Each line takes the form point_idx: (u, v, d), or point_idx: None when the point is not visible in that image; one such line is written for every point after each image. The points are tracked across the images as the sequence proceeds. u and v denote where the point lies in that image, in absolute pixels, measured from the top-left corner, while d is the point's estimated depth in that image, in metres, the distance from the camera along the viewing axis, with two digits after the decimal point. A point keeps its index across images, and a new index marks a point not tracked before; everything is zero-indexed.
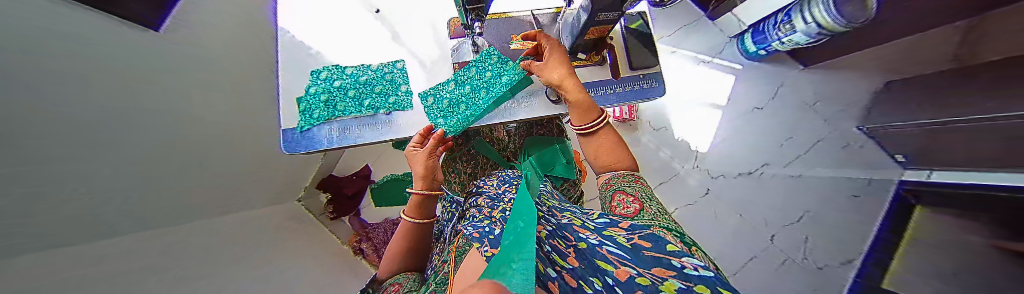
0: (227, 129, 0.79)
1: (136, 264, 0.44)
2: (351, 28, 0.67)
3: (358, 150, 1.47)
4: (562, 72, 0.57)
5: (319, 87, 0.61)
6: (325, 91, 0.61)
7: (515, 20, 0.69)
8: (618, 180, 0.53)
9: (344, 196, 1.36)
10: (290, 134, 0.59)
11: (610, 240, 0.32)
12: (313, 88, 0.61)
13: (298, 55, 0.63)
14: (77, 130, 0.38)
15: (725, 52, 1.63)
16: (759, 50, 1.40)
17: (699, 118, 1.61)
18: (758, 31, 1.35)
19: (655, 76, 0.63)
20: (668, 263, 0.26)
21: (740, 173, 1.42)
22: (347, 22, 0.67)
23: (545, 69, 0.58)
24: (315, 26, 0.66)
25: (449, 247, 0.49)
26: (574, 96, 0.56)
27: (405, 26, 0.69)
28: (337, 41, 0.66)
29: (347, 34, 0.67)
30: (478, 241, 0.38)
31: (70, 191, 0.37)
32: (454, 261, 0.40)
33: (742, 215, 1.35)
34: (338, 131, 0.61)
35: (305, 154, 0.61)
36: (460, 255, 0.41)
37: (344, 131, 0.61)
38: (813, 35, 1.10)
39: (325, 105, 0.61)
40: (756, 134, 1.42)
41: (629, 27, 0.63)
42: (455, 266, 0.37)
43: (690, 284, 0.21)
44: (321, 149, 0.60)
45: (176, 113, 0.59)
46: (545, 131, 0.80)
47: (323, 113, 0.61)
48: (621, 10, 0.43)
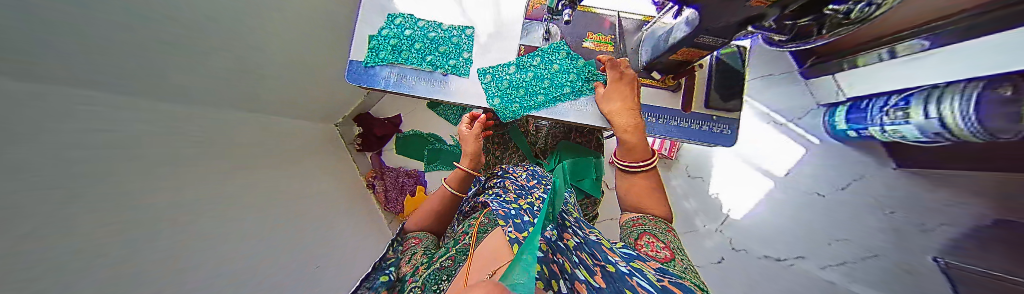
0: (285, 47, 0.82)
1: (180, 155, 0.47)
2: None
3: (398, 99, 1.54)
4: (620, 105, 0.54)
5: (391, 31, 0.64)
6: (395, 36, 0.63)
7: (597, 16, 0.65)
8: (647, 222, 0.49)
9: (373, 135, 1.45)
10: (356, 67, 0.62)
11: (639, 274, 0.30)
12: (385, 30, 0.64)
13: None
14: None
15: (805, 119, 1.44)
16: (849, 129, 1.20)
17: (743, 181, 1.50)
18: (857, 106, 1.15)
19: (731, 123, 0.57)
20: None
21: (766, 256, 1.27)
22: None
23: (604, 97, 0.56)
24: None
25: (472, 221, 0.50)
26: (625, 135, 0.54)
27: None
28: None
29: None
30: (505, 220, 0.38)
31: (150, 56, 0.42)
32: (475, 235, 0.41)
33: None
34: (396, 76, 0.63)
35: (363, 88, 0.64)
36: (484, 233, 0.42)
37: (401, 78, 0.63)
38: (928, 134, 0.89)
39: (391, 48, 0.63)
40: (803, 220, 1.24)
41: (720, 58, 0.56)
42: (476, 242, 0.38)
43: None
44: (377, 88, 0.62)
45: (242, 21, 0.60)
46: (583, 140, 0.76)
47: (387, 56, 0.63)
48: (730, 38, 0.38)
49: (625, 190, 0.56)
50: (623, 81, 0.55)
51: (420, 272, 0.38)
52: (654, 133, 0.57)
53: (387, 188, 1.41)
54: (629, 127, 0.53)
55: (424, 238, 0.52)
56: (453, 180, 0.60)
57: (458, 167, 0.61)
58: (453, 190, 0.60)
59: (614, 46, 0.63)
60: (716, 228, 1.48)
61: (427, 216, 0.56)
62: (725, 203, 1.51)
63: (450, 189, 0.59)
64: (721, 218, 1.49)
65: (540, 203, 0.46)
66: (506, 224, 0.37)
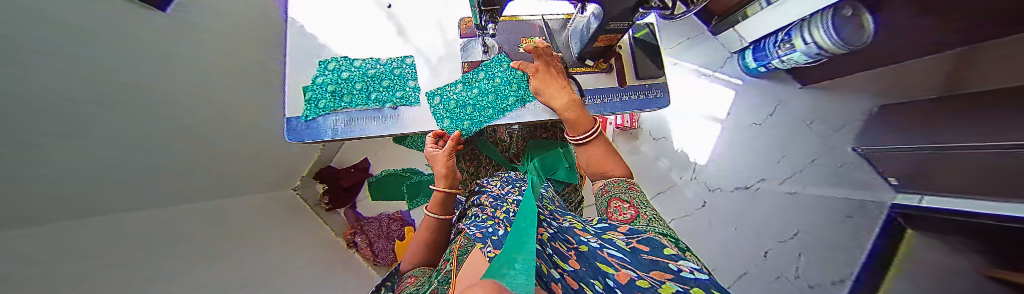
0: (222, 123, 0.75)
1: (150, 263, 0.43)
2: (361, 23, 0.67)
3: (358, 143, 1.45)
4: (555, 90, 0.58)
5: (326, 77, 0.61)
6: (333, 82, 0.61)
7: (526, 23, 0.70)
8: (613, 186, 0.53)
9: (340, 187, 1.35)
10: (295, 123, 0.59)
11: (610, 243, 0.33)
12: (321, 78, 0.61)
13: (306, 45, 0.63)
14: (92, 107, 0.39)
15: (726, 67, 1.66)
16: (759, 66, 1.43)
17: (698, 133, 1.63)
18: (758, 47, 1.38)
19: (660, 87, 0.64)
20: (666, 266, 0.26)
21: (736, 187, 1.42)
22: (357, 16, 0.67)
23: (540, 89, 0.58)
24: (326, 16, 0.66)
25: (451, 246, 0.49)
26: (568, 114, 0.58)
27: (416, 24, 0.69)
28: (347, 35, 0.66)
29: (358, 26, 0.67)
30: (481, 241, 0.38)
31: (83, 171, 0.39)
32: (455, 261, 0.40)
33: (736, 229, 1.33)
34: (344, 122, 0.60)
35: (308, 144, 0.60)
36: (464, 255, 0.41)
37: (350, 122, 0.61)
38: (813, 55, 1.13)
39: (332, 95, 0.61)
40: (755, 147, 1.43)
41: (636, 37, 0.64)
42: (456, 266, 0.37)
43: (686, 287, 0.22)
44: (326, 139, 0.59)
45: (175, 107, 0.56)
46: (549, 135, 0.80)
47: (329, 103, 0.60)
48: (631, 21, 0.45)
49: (586, 163, 0.60)
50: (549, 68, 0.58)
51: None
52: (600, 112, 0.63)
53: (373, 241, 1.31)
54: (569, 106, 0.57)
55: (421, 274, 0.48)
56: (434, 206, 0.60)
57: (436, 190, 0.59)
58: (436, 215, 0.60)
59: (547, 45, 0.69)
60: (690, 177, 1.61)
61: (420, 248, 0.55)
62: (689, 154, 1.64)
63: (433, 214, 0.59)
64: (691, 167, 1.62)
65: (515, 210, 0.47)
66: (482, 242, 0.36)
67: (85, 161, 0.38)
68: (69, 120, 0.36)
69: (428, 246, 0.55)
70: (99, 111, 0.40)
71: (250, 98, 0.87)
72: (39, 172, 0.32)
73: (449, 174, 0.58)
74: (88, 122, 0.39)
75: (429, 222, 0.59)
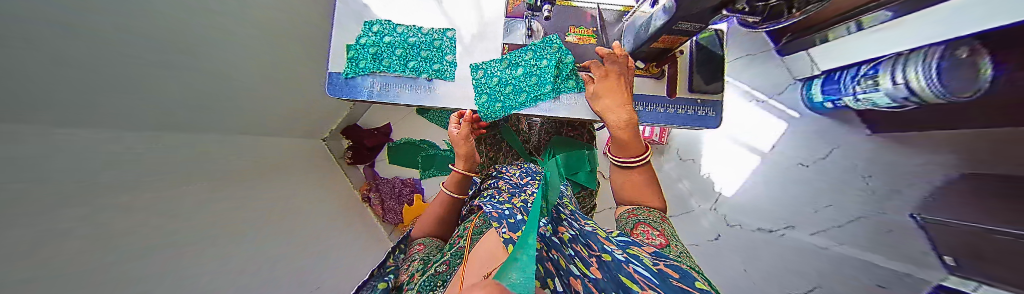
0: (259, 66, 0.78)
1: (173, 192, 0.45)
2: None
3: (387, 108, 1.50)
4: (611, 103, 0.54)
5: (369, 39, 0.62)
6: (374, 44, 0.62)
7: (579, 10, 0.65)
8: (641, 211, 0.50)
9: (364, 147, 1.42)
10: (336, 78, 0.60)
11: (636, 260, 0.31)
12: (363, 39, 0.62)
13: (353, 1, 0.63)
14: (140, 27, 0.40)
15: (785, 94, 1.49)
16: (826, 101, 1.25)
17: (731, 161, 1.57)
18: (832, 79, 1.20)
19: (714, 104, 0.58)
20: None
21: (759, 228, 1.31)
22: None
23: (596, 96, 0.56)
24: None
25: (466, 224, 0.50)
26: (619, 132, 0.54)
27: None
28: None
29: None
30: (497, 221, 0.39)
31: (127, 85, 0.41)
32: (469, 239, 0.41)
33: (746, 270, 1.25)
34: (379, 86, 0.62)
35: (346, 101, 0.63)
36: (478, 235, 0.42)
37: (384, 87, 0.62)
38: (898, 100, 0.95)
39: (372, 58, 0.61)
40: (790, 189, 1.29)
41: (700, 42, 0.57)
42: (471, 244, 0.38)
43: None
44: (361, 100, 0.61)
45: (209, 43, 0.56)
46: (575, 134, 0.77)
47: (368, 65, 0.61)
48: (706, 23, 0.39)
49: (620, 185, 0.57)
50: (616, 78, 0.54)
51: (414, 278, 0.37)
52: (641, 120, 0.59)
53: (384, 199, 1.38)
54: (621, 124, 0.53)
55: (429, 244, 0.50)
56: (451, 184, 0.61)
57: (453, 169, 0.60)
58: (452, 193, 0.61)
59: (597, 38, 0.64)
60: (710, 207, 1.58)
61: (432, 220, 0.56)
62: (718, 181, 1.59)
63: (447, 192, 0.61)
64: (715, 196, 1.58)
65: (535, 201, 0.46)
66: (499, 226, 0.36)
67: (126, 77, 0.40)
68: (115, 37, 0.37)
69: (440, 220, 0.57)
70: (146, 32, 0.42)
71: (292, 46, 0.90)
72: (80, 86, 0.33)
73: (468, 156, 0.59)
74: (132, 44, 0.40)
75: (442, 197, 0.61)
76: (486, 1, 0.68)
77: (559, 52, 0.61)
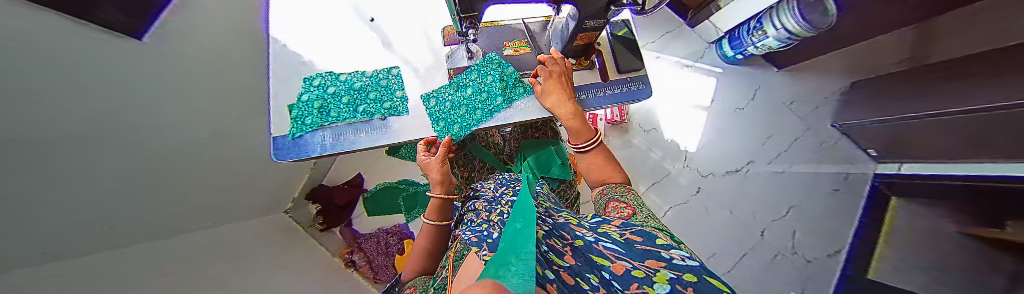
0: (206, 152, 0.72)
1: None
2: (345, 37, 0.68)
3: (350, 160, 1.42)
4: (558, 97, 0.59)
5: (311, 94, 0.61)
6: (318, 98, 0.61)
7: (507, 27, 0.71)
8: (611, 190, 0.54)
9: (334, 206, 1.32)
10: (282, 141, 0.58)
11: (605, 237, 0.33)
12: (305, 95, 0.61)
13: (286, 63, 0.62)
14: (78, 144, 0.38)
15: (706, 57, 1.70)
16: (736, 54, 1.49)
17: (687, 123, 1.65)
18: (733, 36, 1.44)
19: (642, 78, 0.67)
20: (659, 254, 0.27)
21: (728, 171, 1.48)
22: (341, 30, 0.68)
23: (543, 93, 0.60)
24: (306, 33, 0.66)
25: (449, 253, 0.48)
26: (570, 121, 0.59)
27: (401, 34, 0.70)
28: (333, 49, 0.66)
29: (341, 41, 0.67)
30: (477, 245, 0.37)
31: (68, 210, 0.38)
32: (453, 267, 0.40)
33: (731, 212, 1.40)
34: (332, 137, 0.60)
35: (295, 162, 0.59)
36: (460, 261, 0.41)
37: (338, 137, 0.60)
38: (784, 40, 1.18)
39: (318, 111, 0.60)
40: (739, 131, 1.51)
41: (617, 34, 0.67)
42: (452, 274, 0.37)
43: (679, 274, 0.23)
44: (314, 156, 0.58)
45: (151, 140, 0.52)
46: (539, 134, 0.81)
47: (315, 120, 0.60)
48: (606, 17, 0.46)
49: (586, 169, 0.60)
50: (557, 73, 0.60)
51: None
52: (588, 107, 0.64)
53: (372, 258, 1.28)
54: (570, 114, 0.58)
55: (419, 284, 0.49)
56: (430, 212, 0.59)
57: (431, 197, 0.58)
58: (434, 221, 0.58)
59: (530, 47, 0.70)
60: (684, 164, 1.61)
61: (419, 257, 0.55)
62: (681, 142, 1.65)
63: (430, 222, 0.58)
64: (683, 155, 1.62)
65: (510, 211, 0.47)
66: (477, 245, 0.36)
67: (68, 200, 0.37)
68: (45, 157, 0.34)
69: (427, 253, 0.55)
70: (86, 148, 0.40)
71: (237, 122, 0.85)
72: (10, 220, 0.29)
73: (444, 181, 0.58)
74: (63, 160, 0.37)
75: (426, 228, 0.58)
76: (423, 35, 0.72)
77: (501, 66, 0.66)
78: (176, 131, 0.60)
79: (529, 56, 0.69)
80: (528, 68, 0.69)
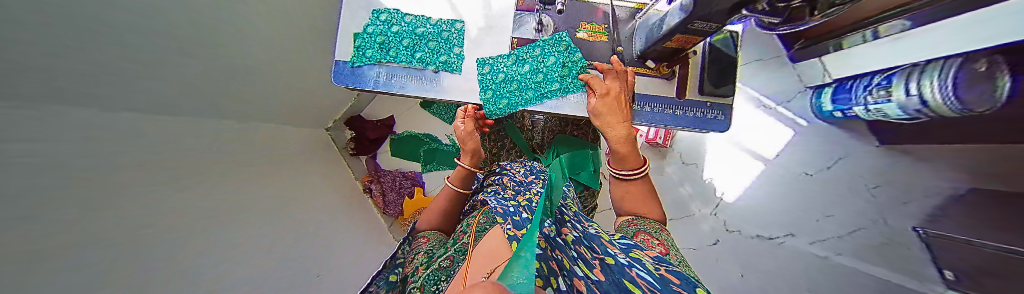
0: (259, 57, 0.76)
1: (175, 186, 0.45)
2: None
3: (389, 100, 1.49)
4: (612, 118, 0.54)
5: (376, 28, 0.61)
6: (382, 34, 0.61)
7: (590, 6, 0.64)
8: (642, 222, 0.51)
9: (366, 139, 1.41)
10: (342, 66, 0.60)
11: (638, 263, 0.30)
12: (371, 28, 0.61)
13: None
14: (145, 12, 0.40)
15: (794, 101, 1.47)
16: (835, 110, 1.23)
17: (736, 166, 1.55)
18: (843, 87, 1.18)
19: (725, 109, 0.57)
20: None
21: (758, 235, 1.31)
22: None
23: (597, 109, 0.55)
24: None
25: (468, 221, 0.50)
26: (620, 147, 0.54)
27: None
28: None
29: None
30: (504, 217, 0.39)
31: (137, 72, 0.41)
32: (473, 234, 0.42)
33: (743, 276, 1.26)
34: (386, 76, 0.61)
35: (352, 90, 0.62)
36: (482, 231, 0.42)
37: (391, 78, 0.61)
38: (910, 111, 0.92)
39: (379, 47, 0.61)
40: (791, 197, 1.27)
41: (713, 43, 0.56)
42: (473, 242, 0.38)
43: None
44: (368, 89, 0.61)
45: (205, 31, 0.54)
46: (579, 133, 0.76)
47: (374, 54, 0.61)
48: (723, 23, 0.38)
49: (618, 196, 0.57)
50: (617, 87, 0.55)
51: (419, 271, 0.37)
52: (651, 122, 0.58)
53: (385, 191, 1.38)
54: (621, 138, 0.53)
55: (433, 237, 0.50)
56: (456, 178, 0.60)
57: (459, 165, 0.60)
58: (456, 187, 0.60)
59: (608, 36, 0.62)
60: (711, 211, 1.57)
61: (436, 214, 0.56)
62: (719, 186, 1.59)
63: (454, 188, 0.59)
64: (715, 201, 1.58)
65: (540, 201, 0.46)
66: (504, 222, 0.37)
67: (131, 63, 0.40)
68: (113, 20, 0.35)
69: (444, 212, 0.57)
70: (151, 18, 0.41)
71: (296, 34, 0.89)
72: (81, 73, 0.32)
73: (473, 151, 0.59)
74: (131, 28, 0.39)
75: (447, 191, 0.60)
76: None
77: (567, 49, 0.61)
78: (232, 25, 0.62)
79: (603, 46, 0.62)
80: (598, 59, 0.62)
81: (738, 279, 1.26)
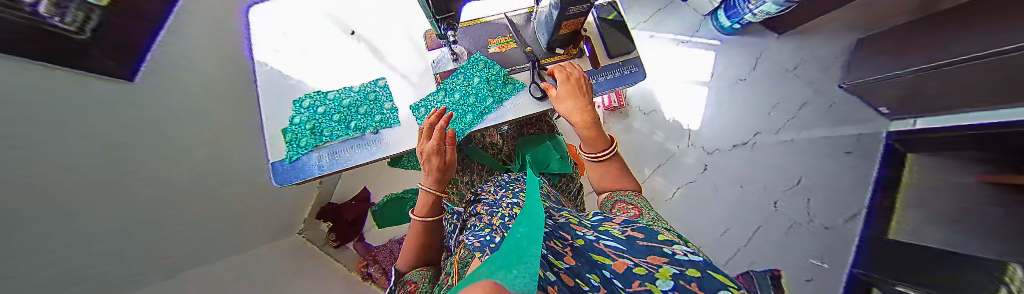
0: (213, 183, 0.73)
1: None
2: (331, 54, 0.67)
3: (354, 174, 1.44)
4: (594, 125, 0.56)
5: (303, 116, 0.61)
6: (311, 118, 0.61)
7: (489, 24, 0.70)
8: (619, 194, 0.53)
9: (344, 221, 1.35)
10: (278, 165, 0.58)
11: (606, 235, 0.34)
12: (298, 118, 0.61)
13: (278, 87, 0.63)
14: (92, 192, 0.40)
15: (701, 31, 1.65)
16: (733, 24, 1.44)
17: (686, 101, 1.60)
18: (729, 6, 1.39)
19: (634, 61, 0.65)
20: (661, 250, 0.26)
21: (734, 145, 1.45)
22: (328, 48, 0.67)
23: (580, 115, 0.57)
24: (290, 51, 0.66)
25: (452, 259, 0.50)
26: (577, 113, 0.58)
27: (387, 44, 0.70)
28: (319, 68, 0.66)
29: (326, 55, 0.67)
30: (481, 250, 0.39)
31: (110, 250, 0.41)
32: (456, 274, 0.42)
33: (743, 187, 1.39)
34: (327, 156, 0.60)
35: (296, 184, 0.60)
36: (464, 267, 0.42)
37: (334, 155, 0.60)
38: (783, 4, 1.14)
39: (311, 132, 0.61)
40: (744, 102, 1.47)
41: (602, 17, 0.64)
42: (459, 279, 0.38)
43: (682, 269, 0.22)
44: (314, 177, 0.59)
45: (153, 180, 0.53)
46: (535, 131, 0.80)
47: (310, 141, 0.60)
48: (589, 2, 0.45)
49: (594, 179, 0.59)
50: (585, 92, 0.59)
51: None
52: None
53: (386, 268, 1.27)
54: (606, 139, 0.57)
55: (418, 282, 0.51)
56: (422, 209, 0.58)
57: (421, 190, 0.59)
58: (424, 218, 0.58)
59: (516, 42, 0.69)
60: (687, 144, 1.56)
61: (412, 251, 0.55)
62: (682, 121, 1.60)
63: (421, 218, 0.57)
64: (685, 134, 1.57)
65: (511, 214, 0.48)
66: (481, 252, 0.38)
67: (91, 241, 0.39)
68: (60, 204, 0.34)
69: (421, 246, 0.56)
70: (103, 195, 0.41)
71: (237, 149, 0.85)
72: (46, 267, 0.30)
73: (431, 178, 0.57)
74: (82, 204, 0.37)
75: (419, 224, 0.58)
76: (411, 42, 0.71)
77: (488, 66, 0.66)
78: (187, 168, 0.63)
79: (517, 51, 0.68)
80: (516, 63, 0.67)
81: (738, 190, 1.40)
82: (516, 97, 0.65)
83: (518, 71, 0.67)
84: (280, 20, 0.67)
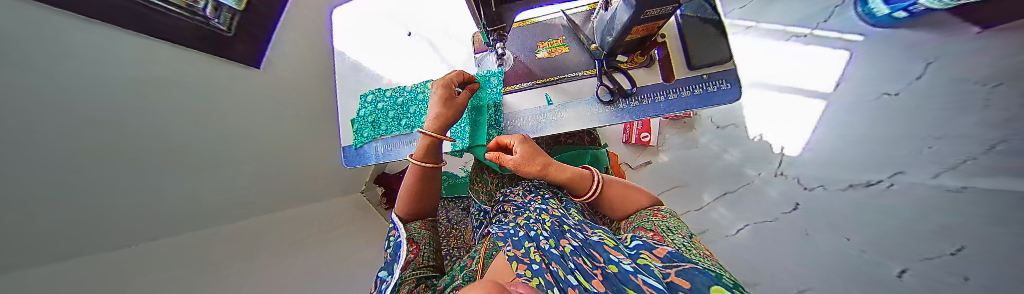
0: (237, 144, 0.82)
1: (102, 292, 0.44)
2: (392, 51, 0.75)
3: None
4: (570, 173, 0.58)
5: (366, 110, 0.71)
6: (372, 113, 0.70)
7: (541, 24, 0.66)
8: (636, 217, 0.56)
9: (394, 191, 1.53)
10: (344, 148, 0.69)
11: (645, 270, 0.29)
12: (363, 112, 0.71)
13: (351, 79, 0.74)
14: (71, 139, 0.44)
15: (832, 21, 1.23)
16: (894, 11, 1.00)
17: (788, 113, 1.27)
18: None
19: (725, 75, 0.50)
20: None
21: (850, 186, 0.95)
22: (387, 46, 0.75)
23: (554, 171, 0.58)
24: (360, 49, 0.76)
25: (479, 245, 0.57)
26: (560, 175, 0.58)
27: (438, 42, 0.75)
28: (382, 63, 0.75)
29: (387, 52, 0.75)
30: (503, 240, 0.46)
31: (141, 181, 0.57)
32: (481, 262, 0.50)
33: (847, 240, 0.92)
34: (382, 147, 0.68)
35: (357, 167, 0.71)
36: (489, 257, 0.49)
37: (387, 148, 0.68)
38: None
39: (372, 125, 0.70)
40: (883, 114, 0.92)
41: (685, 16, 0.54)
42: (483, 268, 0.46)
43: None
44: (369, 163, 0.68)
45: (147, 133, 0.57)
46: (574, 141, 0.84)
47: (370, 133, 0.69)
48: (676, 3, 0.36)
49: (610, 208, 0.62)
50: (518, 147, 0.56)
51: None
52: (647, 116, 0.53)
53: None
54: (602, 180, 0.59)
55: (419, 241, 0.55)
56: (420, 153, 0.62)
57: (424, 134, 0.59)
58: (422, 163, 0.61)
59: (569, 46, 0.63)
60: (773, 173, 1.26)
61: (407, 200, 0.61)
62: (774, 141, 1.29)
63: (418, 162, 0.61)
64: (774, 159, 1.27)
65: (538, 217, 0.51)
66: (505, 245, 0.45)
67: (48, 185, 0.42)
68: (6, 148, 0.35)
69: (413, 196, 0.61)
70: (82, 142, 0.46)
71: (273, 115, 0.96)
72: None
73: (437, 123, 0.58)
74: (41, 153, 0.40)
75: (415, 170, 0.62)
76: (459, 42, 0.75)
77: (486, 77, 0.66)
78: (202, 129, 0.70)
79: (570, 56, 0.62)
80: (574, 66, 0.61)
81: (834, 243, 0.96)
82: (552, 109, 0.60)
83: (571, 79, 0.60)
84: (360, 21, 0.79)
